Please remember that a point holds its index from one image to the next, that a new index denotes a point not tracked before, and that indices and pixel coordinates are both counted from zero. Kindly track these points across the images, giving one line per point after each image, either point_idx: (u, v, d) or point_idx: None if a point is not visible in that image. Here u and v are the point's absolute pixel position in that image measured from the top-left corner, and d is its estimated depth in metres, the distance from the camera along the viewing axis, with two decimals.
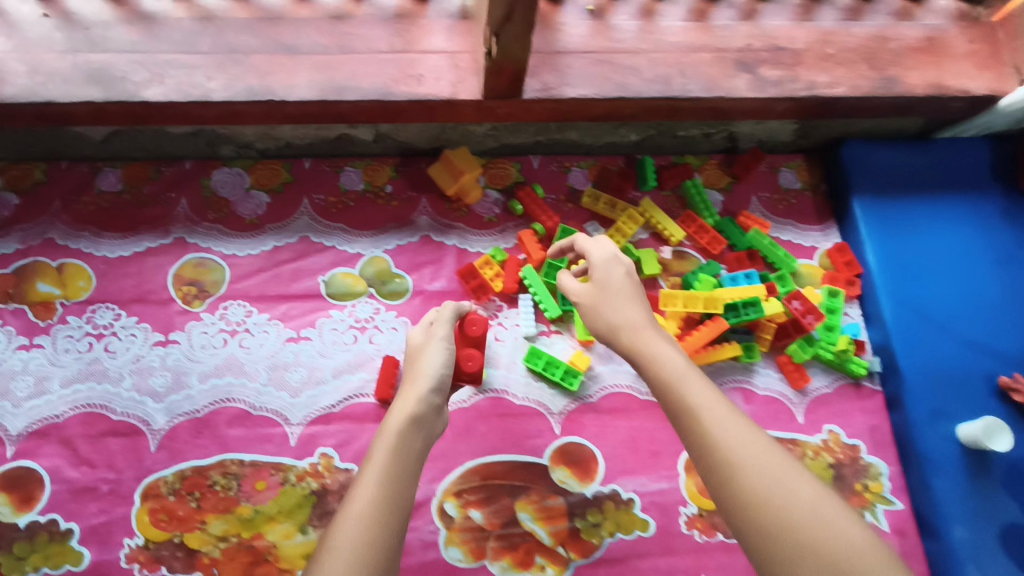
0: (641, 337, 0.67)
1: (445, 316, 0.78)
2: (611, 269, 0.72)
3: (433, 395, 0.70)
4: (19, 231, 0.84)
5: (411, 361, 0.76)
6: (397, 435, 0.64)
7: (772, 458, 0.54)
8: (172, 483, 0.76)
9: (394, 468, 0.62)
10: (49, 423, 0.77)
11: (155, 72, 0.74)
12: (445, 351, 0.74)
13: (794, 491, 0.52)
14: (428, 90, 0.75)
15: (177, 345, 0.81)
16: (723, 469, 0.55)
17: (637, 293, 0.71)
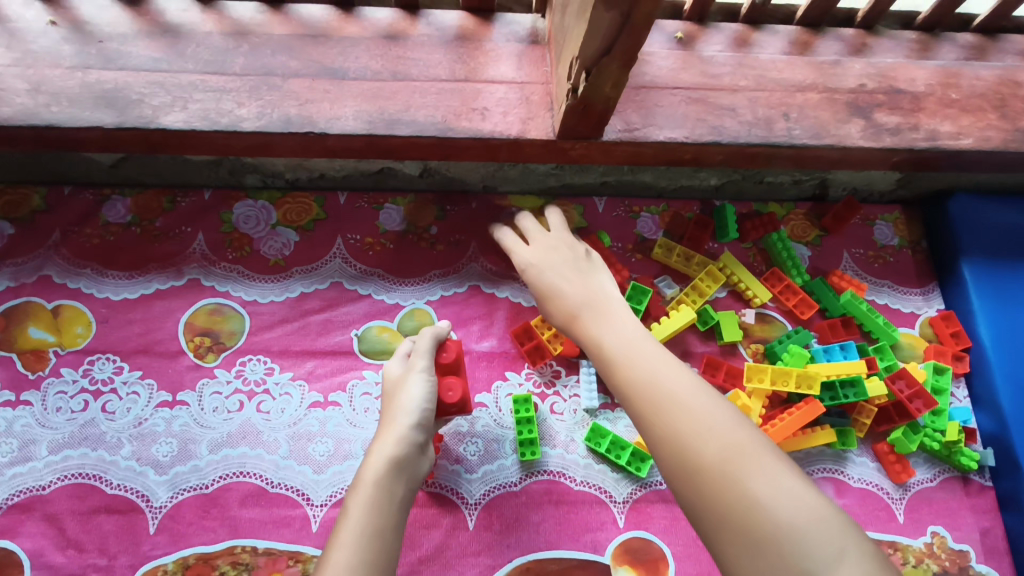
0: (578, 309, 0.60)
1: (424, 346, 0.67)
2: (537, 266, 0.66)
3: (416, 434, 0.60)
4: (12, 266, 0.74)
5: (388, 398, 0.65)
6: (376, 485, 0.55)
7: (686, 419, 0.46)
8: (173, 573, 0.64)
9: (374, 527, 0.51)
10: (33, 496, 0.66)
11: (177, 95, 0.65)
12: (427, 383, 0.64)
13: (705, 451, 0.44)
14: (494, 127, 0.67)
15: (185, 407, 0.70)
16: (645, 424, 0.48)
17: (567, 274, 0.64)
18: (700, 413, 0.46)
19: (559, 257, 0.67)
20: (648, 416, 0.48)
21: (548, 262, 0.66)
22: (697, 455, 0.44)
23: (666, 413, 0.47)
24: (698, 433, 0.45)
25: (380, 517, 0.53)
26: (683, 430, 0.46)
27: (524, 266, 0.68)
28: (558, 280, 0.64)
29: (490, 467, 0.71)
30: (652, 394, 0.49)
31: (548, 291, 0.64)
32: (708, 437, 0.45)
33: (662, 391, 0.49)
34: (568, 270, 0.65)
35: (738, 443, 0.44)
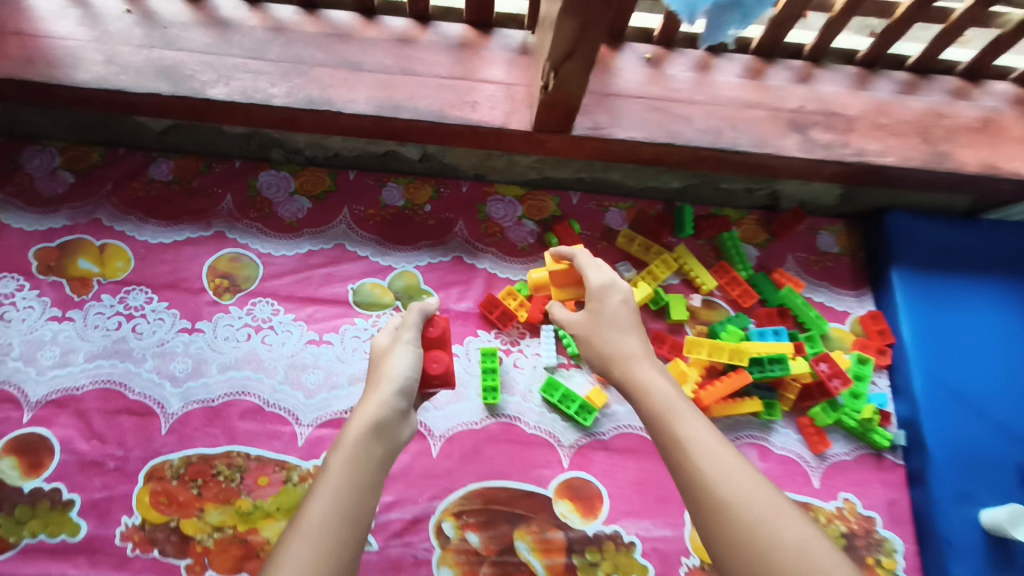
0: (636, 373, 0.63)
1: (412, 320, 0.72)
2: (610, 301, 0.68)
3: (398, 400, 0.64)
4: (69, 208, 0.88)
5: (374, 366, 0.69)
6: (356, 445, 0.59)
7: (760, 514, 0.50)
8: (177, 467, 0.76)
9: (348, 485, 0.55)
10: (68, 394, 0.78)
11: (223, 73, 0.80)
12: (413, 353, 0.68)
13: (777, 545, 0.48)
14: (481, 117, 0.80)
15: (201, 334, 0.82)
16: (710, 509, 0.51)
17: (632, 324, 0.68)
18: (771, 509, 0.50)
19: (619, 308, 0.69)
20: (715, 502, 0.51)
21: (606, 315, 0.68)
22: (770, 549, 0.48)
23: (738, 485, 0.52)
24: (769, 512, 0.50)
25: (360, 484, 0.56)
26: (756, 512, 0.50)
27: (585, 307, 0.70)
28: (616, 339, 0.66)
29: (456, 406, 0.82)
30: (722, 484, 0.52)
31: (605, 349, 0.66)
32: (779, 531, 0.48)
33: (733, 482, 0.52)
34: (625, 327, 0.67)
35: (807, 543, 0.48)
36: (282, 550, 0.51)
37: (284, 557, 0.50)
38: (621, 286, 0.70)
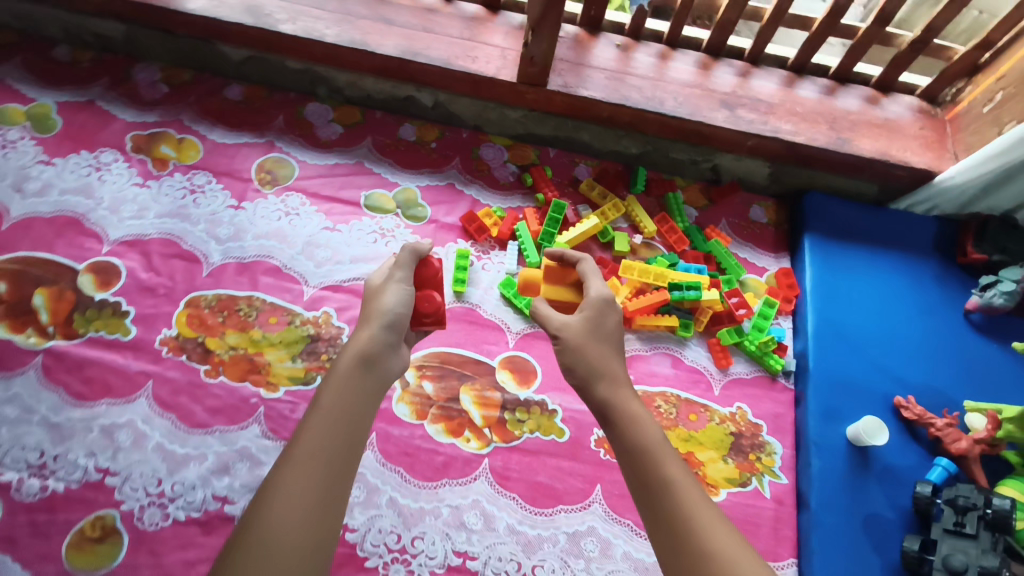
0: (620, 398, 0.72)
1: (406, 260, 0.80)
2: (609, 316, 0.78)
3: (386, 334, 0.73)
4: (162, 110, 1.14)
5: (367, 301, 0.78)
6: (344, 378, 0.68)
7: (732, 554, 0.58)
8: (210, 300, 0.99)
9: (341, 418, 0.65)
10: (138, 237, 1.03)
11: (293, 16, 1.07)
12: (404, 292, 0.77)
13: None
14: (478, 68, 1.04)
15: (244, 211, 1.07)
16: (687, 545, 0.60)
17: (618, 345, 0.77)
18: (738, 551, 0.59)
19: (609, 329, 0.77)
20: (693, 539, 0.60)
21: (599, 332, 0.77)
22: None
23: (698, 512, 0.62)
24: (724, 548, 0.59)
25: (354, 413, 0.66)
26: (728, 553, 0.59)
27: (580, 315, 0.78)
28: (606, 360, 0.74)
29: None
30: (697, 523, 0.61)
31: (596, 366, 0.74)
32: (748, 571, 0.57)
33: (707, 523, 0.61)
34: (616, 352, 0.76)
35: None
36: (281, 477, 0.60)
37: (284, 481, 0.60)
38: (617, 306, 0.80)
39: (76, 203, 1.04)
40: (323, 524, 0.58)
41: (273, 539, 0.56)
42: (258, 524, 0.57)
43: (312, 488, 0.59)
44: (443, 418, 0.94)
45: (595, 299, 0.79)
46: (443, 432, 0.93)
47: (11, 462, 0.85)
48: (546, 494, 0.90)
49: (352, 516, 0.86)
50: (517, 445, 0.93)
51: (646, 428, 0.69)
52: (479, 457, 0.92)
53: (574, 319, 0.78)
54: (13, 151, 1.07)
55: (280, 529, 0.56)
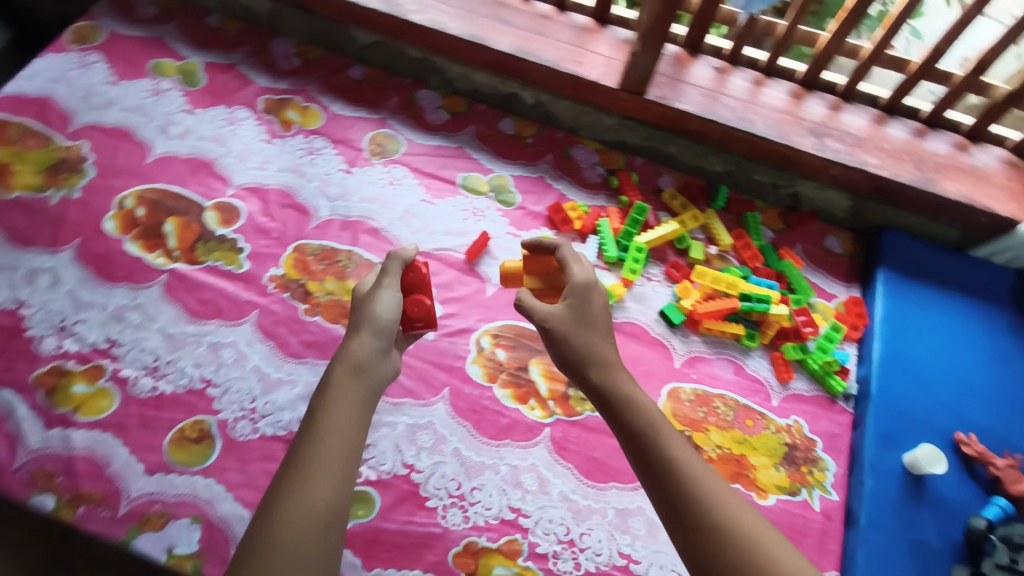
0: (619, 383, 0.75)
1: (394, 268, 0.82)
2: (595, 301, 0.80)
3: (379, 340, 0.75)
4: (292, 80, 1.27)
5: (356, 307, 0.80)
6: (340, 388, 0.70)
7: (746, 519, 0.63)
8: (314, 249, 1.08)
9: (337, 425, 0.67)
10: (258, 186, 1.14)
11: (422, 8, 1.18)
12: (395, 298, 0.79)
13: (760, 541, 0.61)
14: (583, 72, 1.13)
15: (353, 175, 1.16)
16: (701, 512, 0.63)
17: (604, 326, 0.79)
18: (749, 516, 0.63)
19: (597, 317, 0.80)
20: (705, 506, 0.64)
21: (588, 325, 0.79)
22: (756, 545, 0.61)
23: (706, 485, 0.65)
24: (736, 514, 0.63)
25: (349, 421, 0.68)
26: (741, 519, 0.63)
27: (564, 304, 0.80)
28: (602, 350, 0.77)
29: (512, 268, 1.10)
30: (708, 492, 0.65)
31: (592, 357, 0.77)
32: (762, 535, 0.62)
33: (718, 493, 0.65)
34: (608, 341, 0.79)
35: (783, 550, 0.62)
36: (288, 481, 0.63)
37: (289, 489, 0.62)
38: (600, 288, 0.82)
39: (209, 150, 1.17)
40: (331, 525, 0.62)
41: (287, 544, 0.59)
42: (269, 529, 0.60)
43: (317, 495, 0.62)
44: (512, 385, 0.99)
45: (578, 287, 0.81)
46: (510, 397, 0.98)
47: (130, 360, 0.96)
48: (601, 469, 0.94)
49: (419, 458, 0.92)
50: (578, 420, 0.97)
51: (644, 406, 0.73)
52: (541, 426, 0.97)
53: (559, 307, 0.80)
54: (164, 99, 1.22)
55: (291, 535, 0.60)
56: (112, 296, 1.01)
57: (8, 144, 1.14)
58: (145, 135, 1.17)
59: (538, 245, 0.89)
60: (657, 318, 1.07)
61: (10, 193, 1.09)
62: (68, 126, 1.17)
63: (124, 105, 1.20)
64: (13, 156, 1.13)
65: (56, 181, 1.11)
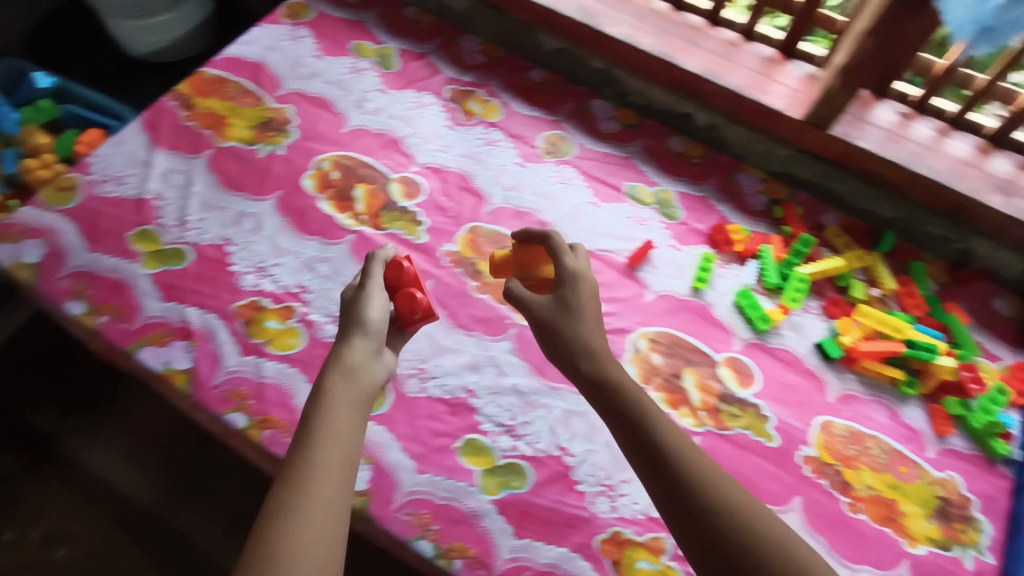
0: (609, 372, 0.77)
1: (377, 271, 0.86)
2: (582, 291, 0.82)
3: (370, 342, 0.78)
4: (477, 74, 1.34)
5: (346, 310, 0.83)
6: (333, 390, 0.73)
7: (736, 497, 0.66)
8: (487, 232, 1.14)
9: (336, 422, 0.70)
10: (439, 167, 1.21)
11: (617, 22, 1.24)
12: (382, 299, 0.83)
13: (752, 516, 0.65)
14: (769, 100, 1.16)
15: (527, 170, 1.22)
16: (695, 491, 0.66)
17: (592, 313, 0.81)
18: (740, 494, 0.67)
19: (588, 307, 0.82)
20: (699, 487, 0.67)
21: (577, 315, 0.81)
22: (747, 520, 0.65)
23: (708, 477, 0.68)
24: (729, 493, 0.67)
25: (346, 424, 0.70)
26: (734, 499, 0.66)
27: (553, 297, 0.83)
28: (592, 340, 0.79)
29: (672, 278, 1.12)
30: (699, 473, 0.68)
31: (584, 347, 0.79)
32: (753, 512, 0.65)
33: (708, 475, 0.68)
34: (598, 330, 0.80)
35: (773, 526, 0.65)
36: (292, 473, 0.65)
37: (293, 490, 0.63)
38: (589, 279, 0.84)
39: (397, 128, 1.25)
40: (339, 511, 0.64)
41: (298, 532, 0.60)
42: (277, 530, 0.60)
43: (322, 495, 0.63)
44: (665, 390, 1.01)
45: (567, 278, 0.84)
46: (663, 401, 1.00)
47: (318, 307, 1.04)
48: (749, 487, 0.94)
49: (573, 444, 0.96)
50: (727, 435, 0.98)
51: (634, 396, 0.75)
52: (691, 433, 0.98)
53: (548, 299, 0.83)
54: (361, 77, 1.31)
55: (302, 522, 0.61)
56: (306, 247, 1.10)
57: (226, 99, 1.26)
58: (342, 106, 1.27)
59: (528, 235, 0.93)
60: (813, 350, 1.07)
61: (226, 143, 1.20)
62: (278, 91, 1.28)
63: (327, 78, 1.30)
64: (229, 111, 1.24)
65: (265, 137, 1.21)
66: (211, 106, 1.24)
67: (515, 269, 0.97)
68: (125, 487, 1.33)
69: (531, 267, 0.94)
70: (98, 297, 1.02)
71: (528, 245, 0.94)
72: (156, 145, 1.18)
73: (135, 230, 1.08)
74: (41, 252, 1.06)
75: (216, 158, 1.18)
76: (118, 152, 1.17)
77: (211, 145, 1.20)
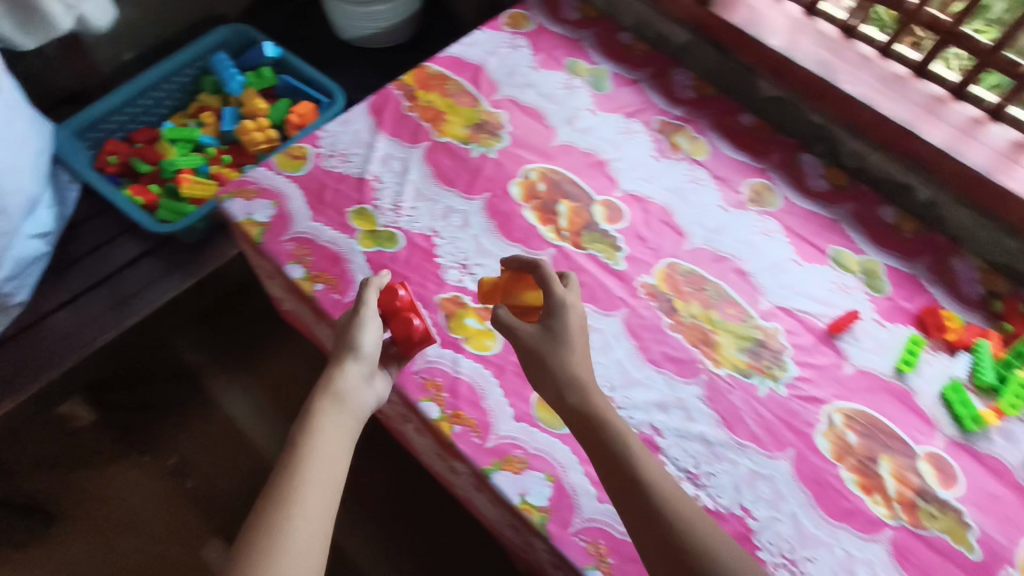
0: (595, 408, 0.82)
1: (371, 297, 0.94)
2: (568, 322, 0.87)
3: (360, 368, 0.88)
4: (687, 109, 1.33)
5: (340, 334, 0.92)
6: (323, 409, 0.82)
7: (708, 533, 0.72)
8: (685, 271, 1.13)
9: (329, 437, 0.79)
10: (642, 196, 1.21)
11: (854, 81, 1.20)
12: (375, 328, 0.92)
13: (720, 551, 0.71)
14: (1016, 187, 1.09)
15: (729, 214, 1.20)
16: (671, 526, 0.72)
17: (577, 343, 0.87)
18: (712, 531, 0.72)
19: (572, 339, 0.87)
20: (675, 522, 0.72)
21: (560, 347, 0.86)
22: (715, 553, 0.70)
23: (685, 513, 0.73)
24: (703, 530, 0.72)
25: (334, 443, 0.78)
26: (707, 534, 0.72)
27: (538, 328, 0.88)
28: (579, 374, 0.85)
29: (873, 355, 1.06)
30: (676, 511, 0.73)
31: (570, 380, 0.84)
32: (723, 548, 0.71)
33: (682, 511, 0.73)
34: (585, 362, 0.86)
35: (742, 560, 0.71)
36: (288, 478, 0.73)
37: (282, 500, 0.70)
38: (575, 311, 0.89)
39: (603, 150, 1.26)
40: (327, 515, 0.72)
41: (295, 531, 0.68)
42: (267, 535, 0.67)
43: (311, 504, 0.71)
44: (858, 472, 0.96)
45: (555, 308, 0.88)
46: (855, 483, 0.95)
47: None
48: None
49: (757, 507, 0.92)
50: (923, 535, 0.92)
51: (604, 422, 0.80)
52: (883, 524, 0.92)
53: (536, 328, 0.88)
54: (574, 94, 1.33)
55: (299, 523, 0.69)
56: (509, 253, 1.12)
57: (446, 95, 1.30)
58: (553, 120, 1.29)
59: (523, 263, 0.96)
60: None
61: (442, 138, 1.24)
62: (494, 95, 1.31)
63: (541, 90, 1.33)
64: (447, 107, 1.28)
65: (478, 138, 1.25)
66: (431, 99, 1.29)
67: (500, 294, 0.99)
68: (254, 437, 1.71)
69: (520, 297, 0.96)
70: (317, 265, 1.08)
71: (522, 274, 0.97)
72: (379, 129, 1.23)
73: (354, 207, 1.14)
74: (271, 212, 1.12)
75: (432, 151, 1.22)
76: (345, 129, 1.23)
77: (429, 137, 1.24)
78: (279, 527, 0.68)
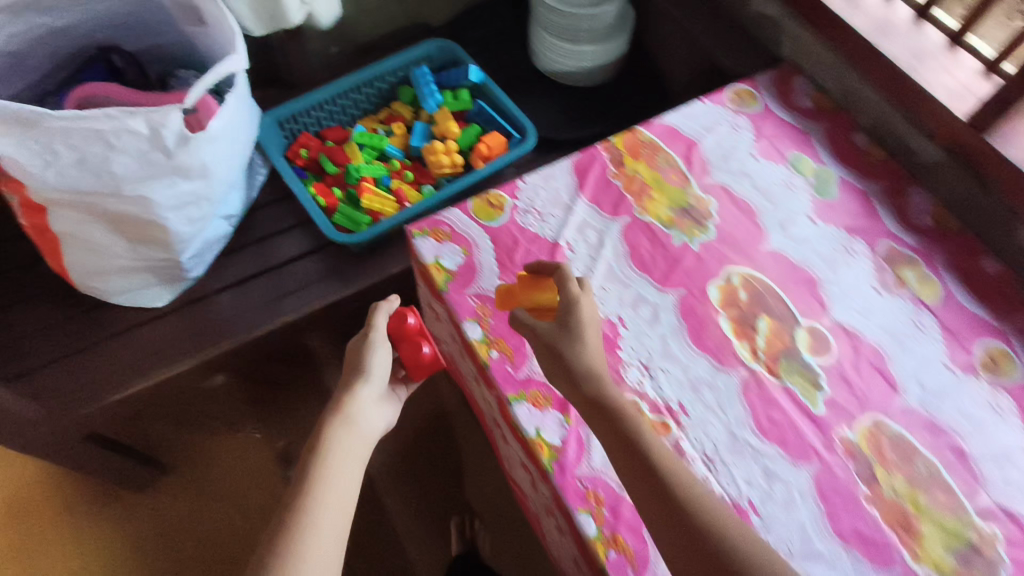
0: (606, 391, 0.89)
1: (380, 326, 1.16)
2: (581, 318, 0.91)
3: (374, 389, 1.13)
4: (922, 239, 1.17)
5: (354, 356, 1.16)
6: (340, 420, 1.06)
7: (716, 505, 0.82)
8: (892, 433, 0.98)
9: (347, 443, 1.04)
10: (854, 331, 1.07)
11: None
12: (385, 353, 1.16)
13: (731, 523, 0.80)
14: None
15: (955, 376, 1.04)
16: (687, 500, 0.81)
17: (590, 337, 0.92)
18: (720, 507, 0.82)
19: (589, 334, 0.92)
20: (689, 497, 0.81)
21: (576, 342, 0.91)
22: (727, 526, 0.79)
23: (697, 491, 0.82)
24: (712, 505, 0.81)
25: (348, 454, 1.02)
26: (715, 508, 0.81)
27: (557, 323, 0.92)
28: (594, 366, 0.90)
29: None
30: (687, 485, 0.82)
31: (589, 370, 0.89)
32: (732, 522, 0.80)
33: (692, 484, 0.83)
34: (598, 353, 0.92)
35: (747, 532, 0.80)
36: (316, 470, 0.98)
37: (310, 490, 0.95)
38: (589, 309, 0.93)
39: (817, 266, 1.13)
40: (346, 501, 0.97)
41: (325, 509, 0.94)
42: (302, 512, 0.92)
43: (333, 508, 0.95)
44: None
45: (571, 307, 0.92)
46: None
47: (693, 437, 0.97)
48: None
49: None
50: None
51: (620, 407, 0.88)
52: None
53: (553, 324, 0.93)
54: (793, 195, 1.20)
55: (326, 504, 0.94)
56: (696, 364, 1.02)
57: (654, 169, 1.21)
58: (766, 220, 1.17)
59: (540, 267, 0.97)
60: None
61: (644, 216, 1.16)
62: (705, 177, 1.21)
63: (757, 182, 1.21)
64: (654, 182, 1.19)
65: (683, 224, 1.15)
66: (639, 169, 1.20)
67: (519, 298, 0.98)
68: None
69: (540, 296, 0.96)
70: (496, 330, 1.02)
71: (539, 277, 0.98)
72: (581, 192, 1.17)
73: None
74: (459, 260, 1.08)
75: (630, 228, 1.14)
76: (546, 185, 1.17)
77: (630, 212, 1.16)
78: (313, 506, 0.93)
